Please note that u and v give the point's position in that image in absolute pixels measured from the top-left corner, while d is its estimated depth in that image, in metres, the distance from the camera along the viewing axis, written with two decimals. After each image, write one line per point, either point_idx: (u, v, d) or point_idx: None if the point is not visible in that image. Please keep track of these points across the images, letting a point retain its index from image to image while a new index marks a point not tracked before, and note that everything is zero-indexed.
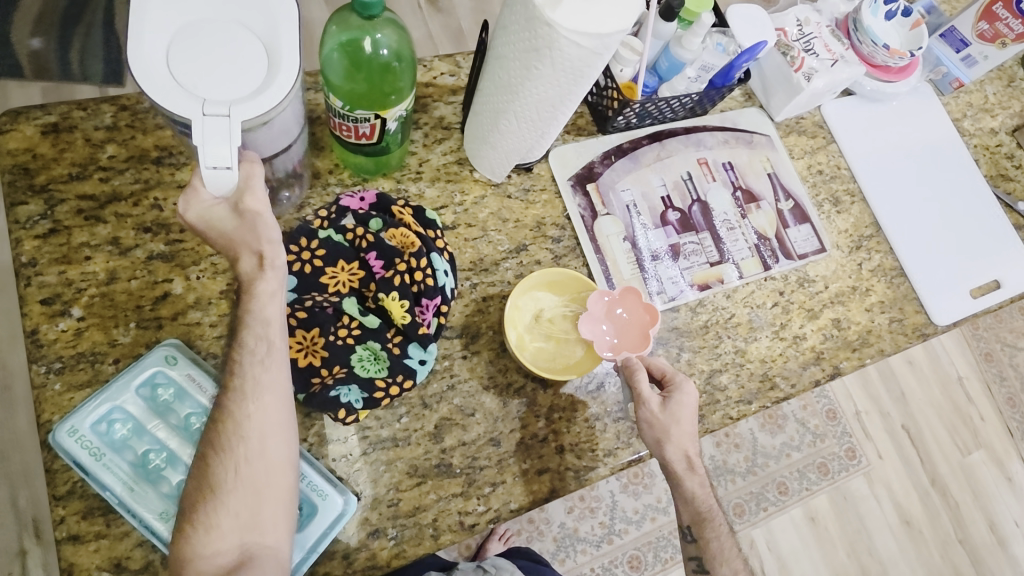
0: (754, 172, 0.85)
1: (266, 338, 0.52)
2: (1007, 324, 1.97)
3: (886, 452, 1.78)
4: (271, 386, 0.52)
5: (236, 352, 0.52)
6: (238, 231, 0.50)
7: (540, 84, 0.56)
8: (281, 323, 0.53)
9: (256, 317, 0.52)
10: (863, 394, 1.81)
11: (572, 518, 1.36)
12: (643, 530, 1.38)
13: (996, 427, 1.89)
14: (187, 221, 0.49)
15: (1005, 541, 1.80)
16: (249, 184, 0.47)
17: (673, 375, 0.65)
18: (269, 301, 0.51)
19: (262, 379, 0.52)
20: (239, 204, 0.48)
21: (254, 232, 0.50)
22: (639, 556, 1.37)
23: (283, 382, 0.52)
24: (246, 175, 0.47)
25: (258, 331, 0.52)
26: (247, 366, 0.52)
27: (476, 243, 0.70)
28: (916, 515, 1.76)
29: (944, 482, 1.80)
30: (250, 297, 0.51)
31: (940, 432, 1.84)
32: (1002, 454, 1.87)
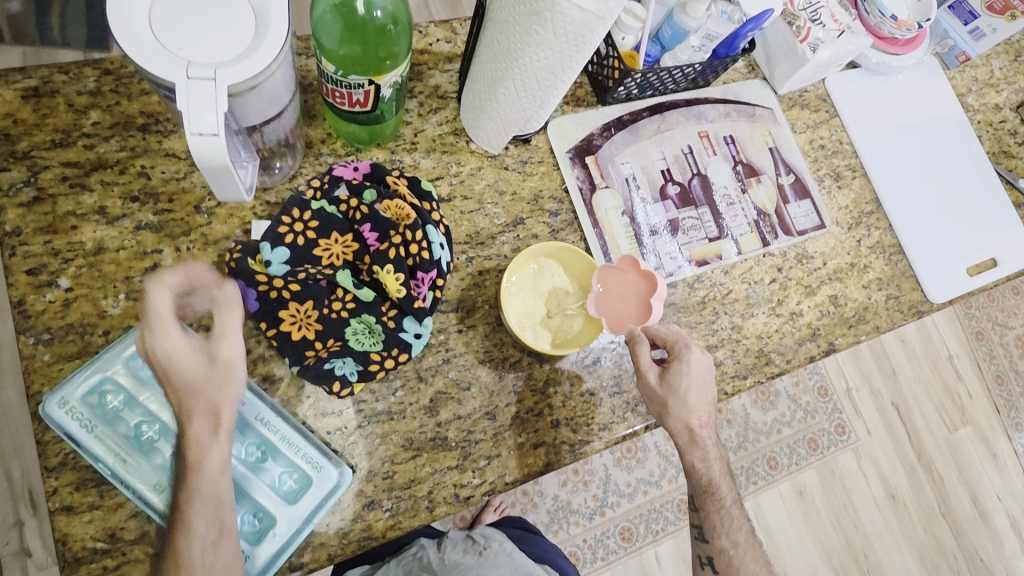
0: (755, 145, 0.84)
1: (217, 521, 0.49)
2: (998, 304, 1.99)
3: (875, 428, 1.81)
4: (227, 567, 0.49)
5: (180, 538, 0.48)
6: (203, 379, 0.48)
7: (539, 50, 0.54)
8: (231, 501, 0.50)
9: (206, 498, 0.49)
10: (853, 371, 1.83)
11: (565, 492, 1.39)
12: (634, 503, 1.41)
13: (984, 405, 1.92)
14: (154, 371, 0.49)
15: (986, 514, 1.85)
16: (225, 332, 0.49)
17: (679, 346, 0.65)
18: (221, 477, 0.49)
19: (215, 562, 0.48)
20: (213, 354, 0.49)
21: (226, 382, 0.49)
22: (630, 529, 1.39)
23: (236, 560, 0.50)
24: (223, 324, 0.49)
25: (208, 514, 0.49)
26: (195, 553, 0.48)
27: (472, 216, 0.69)
28: (901, 490, 1.79)
29: (930, 457, 1.84)
30: (197, 476, 0.48)
31: (928, 409, 1.87)
32: (988, 431, 1.91)
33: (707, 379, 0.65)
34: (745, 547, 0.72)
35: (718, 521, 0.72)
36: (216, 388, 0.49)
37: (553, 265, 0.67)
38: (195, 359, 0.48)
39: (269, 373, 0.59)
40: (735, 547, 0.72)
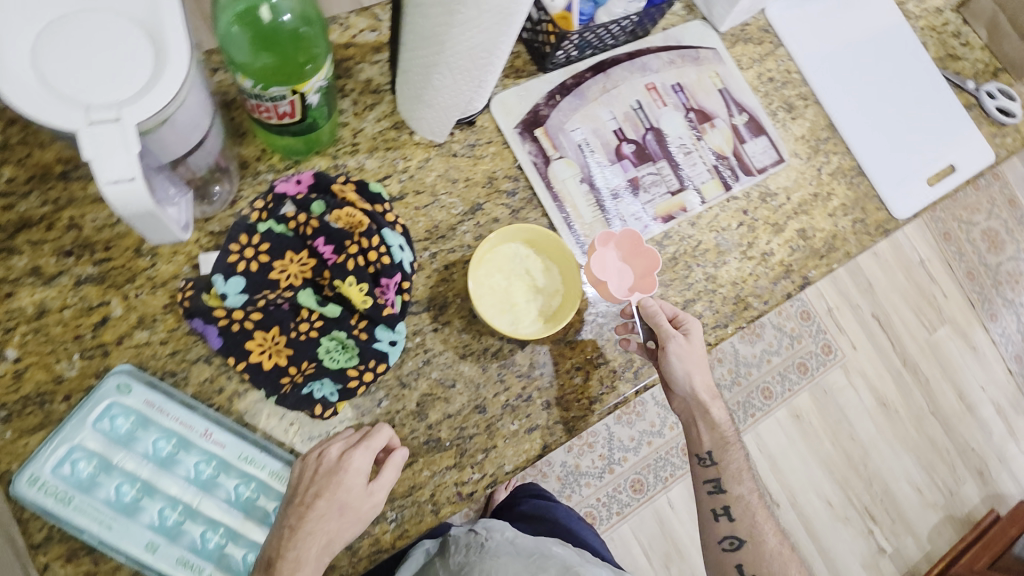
0: (704, 89, 0.82)
1: None
2: (963, 202, 2.03)
3: (858, 342, 1.86)
4: None
5: None
6: (349, 506, 0.53)
7: (465, 29, 0.51)
8: None
9: None
10: (832, 291, 1.87)
11: (572, 456, 1.40)
12: (640, 456, 1.44)
13: (958, 302, 2.00)
14: (323, 459, 0.54)
15: (972, 405, 1.94)
16: (385, 486, 0.55)
17: (685, 315, 0.67)
18: None
19: None
20: (371, 492, 0.54)
21: (357, 521, 0.53)
22: (639, 480, 1.43)
23: None
24: (390, 477, 0.55)
25: None
26: None
27: (428, 210, 0.67)
28: (890, 398, 1.86)
29: (913, 361, 1.91)
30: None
31: (908, 317, 1.94)
32: (965, 326, 1.99)
33: None
34: (754, 496, 0.75)
35: (735, 472, 0.74)
36: (349, 523, 0.53)
37: (525, 247, 0.65)
38: (356, 487, 0.53)
39: (247, 409, 0.57)
40: (751, 493, 0.75)
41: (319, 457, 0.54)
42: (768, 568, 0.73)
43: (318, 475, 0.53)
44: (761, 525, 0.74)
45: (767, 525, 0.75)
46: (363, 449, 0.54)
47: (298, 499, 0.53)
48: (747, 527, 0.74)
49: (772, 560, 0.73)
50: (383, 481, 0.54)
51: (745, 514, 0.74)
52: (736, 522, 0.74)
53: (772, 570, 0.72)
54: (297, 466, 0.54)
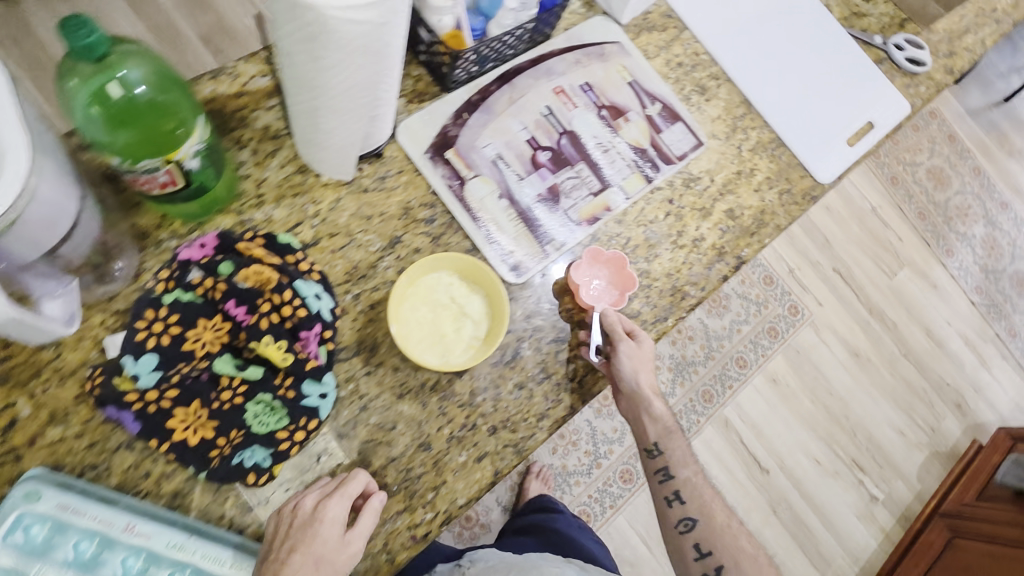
0: (613, 85, 0.82)
1: None
2: (902, 146, 2.18)
3: (823, 298, 1.89)
4: None
5: None
6: (324, 558, 0.54)
7: (338, 71, 0.49)
8: None
9: None
10: (791, 252, 1.90)
11: (557, 458, 1.43)
12: (625, 446, 1.45)
13: (914, 244, 2.07)
14: (302, 507, 0.55)
15: (942, 341, 1.98)
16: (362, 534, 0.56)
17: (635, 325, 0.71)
18: None
19: None
20: (349, 541, 0.55)
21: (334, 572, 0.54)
22: (628, 470, 1.44)
23: None
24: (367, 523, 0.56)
25: None
26: None
27: (345, 251, 0.65)
28: (863, 347, 1.89)
29: (879, 307, 1.95)
30: None
31: (868, 266, 1.99)
32: (924, 266, 2.05)
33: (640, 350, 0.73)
34: (699, 477, 0.78)
35: (679, 456, 0.76)
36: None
37: (455, 277, 0.64)
38: (331, 537, 0.54)
39: (178, 488, 0.55)
40: (695, 474, 0.78)
41: (294, 509, 0.55)
42: (722, 541, 0.76)
43: (293, 528, 0.54)
44: (708, 501, 0.78)
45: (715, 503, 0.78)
46: (338, 498, 0.55)
47: (272, 555, 0.53)
48: (698, 506, 0.76)
49: (723, 531, 0.76)
50: (361, 529, 0.56)
51: (693, 495, 0.77)
52: (687, 503, 0.77)
53: (726, 544, 0.76)
54: (272, 520, 0.55)
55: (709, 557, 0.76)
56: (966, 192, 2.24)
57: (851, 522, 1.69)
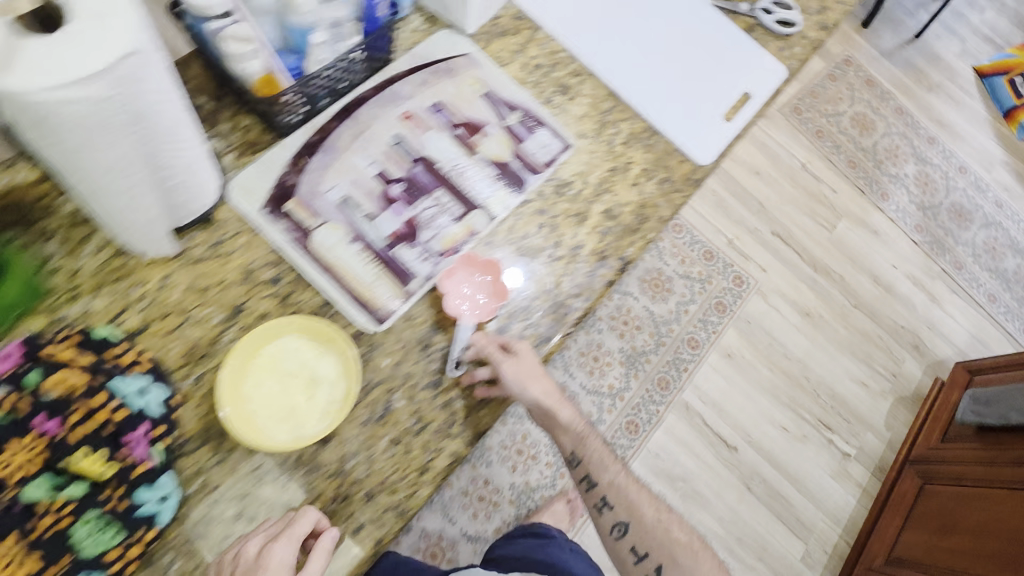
0: (466, 100, 0.77)
1: None
2: (822, 98, 2.22)
3: (766, 263, 1.89)
4: None
5: None
6: None
7: (87, 157, 0.44)
8: None
9: None
10: (727, 222, 1.91)
11: (518, 475, 1.45)
12: None
13: (848, 194, 2.08)
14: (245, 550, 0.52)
15: (891, 286, 1.98)
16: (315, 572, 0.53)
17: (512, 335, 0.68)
18: None
19: None
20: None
21: None
22: None
23: None
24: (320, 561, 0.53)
25: None
26: None
27: (181, 332, 0.60)
28: (813, 306, 1.88)
29: (824, 263, 1.95)
30: None
31: (806, 223, 1.99)
32: (862, 215, 2.06)
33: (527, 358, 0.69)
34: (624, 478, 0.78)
35: (599, 463, 0.77)
36: None
37: (305, 342, 0.59)
38: None
39: None
40: (619, 475, 0.78)
41: (235, 557, 0.51)
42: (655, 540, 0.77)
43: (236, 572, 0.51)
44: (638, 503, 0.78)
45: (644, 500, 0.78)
46: (284, 541, 0.52)
47: None
48: (627, 511, 0.77)
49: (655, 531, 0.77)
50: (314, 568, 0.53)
51: (620, 499, 0.77)
52: (616, 509, 0.77)
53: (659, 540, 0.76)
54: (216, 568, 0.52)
55: (646, 559, 0.76)
56: (892, 133, 2.26)
57: (826, 483, 1.68)
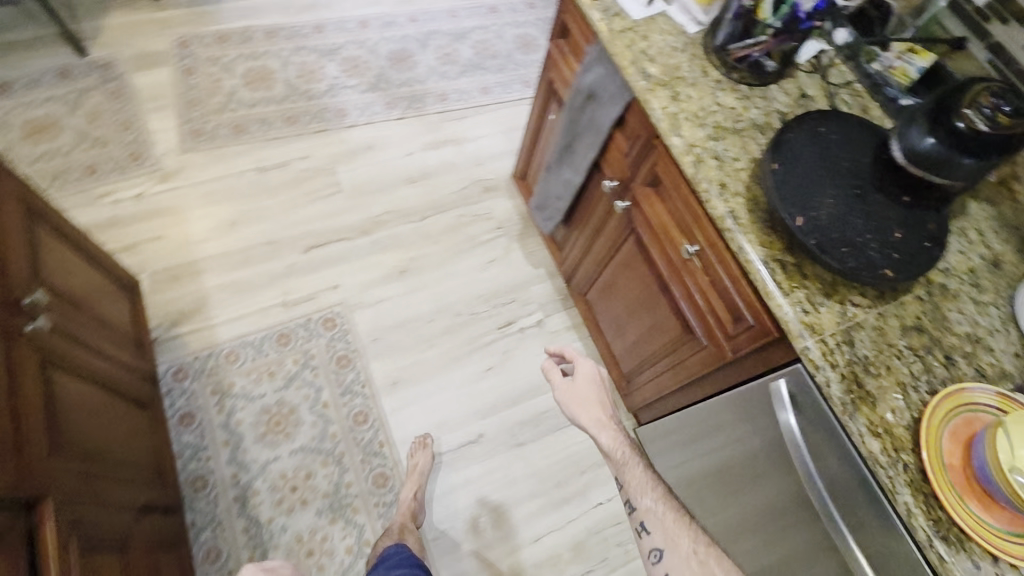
0: None
1: None
2: (203, 98, 1.91)
3: (331, 278, 1.70)
4: None
5: None
6: None
7: None
8: None
9: None
10: (265, 291, 1.65)
11: None
12: None
13: (317, 146, 1.90)
14: None
15: (425, 172, 1.92)
16: None
17: (579, 356, 1.13)
18: None
19: None
20: None
21: None
22: None
23: None
24: None
25: None
26: None
27: None
28: (399, 260, 1.76)
29: (367, 220, 1.81)
30: None
31: (318, 208, 1.80)
32: (344, 149, 1.91)
33: (592, 381, 1.10)
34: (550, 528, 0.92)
35: (638, 487, 0.94)
36: None
37: None
38: None
39: None
40: (661, 510, 0.90)
41: None
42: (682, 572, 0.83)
43: None
44: (673, 530, 0.87)
45: (675, 539, 0.87)
46: None
47: None
48: (662, 536, 0.88)
49: (682, 549, 0.85)
50: None
51: (655, 526, 0.90)
52: (653, 534, 0.89)
53: (665, 546, 0.87)
54: None
55: (648, 534, 0.90)
56: (286, 59, 2.04)
57: None
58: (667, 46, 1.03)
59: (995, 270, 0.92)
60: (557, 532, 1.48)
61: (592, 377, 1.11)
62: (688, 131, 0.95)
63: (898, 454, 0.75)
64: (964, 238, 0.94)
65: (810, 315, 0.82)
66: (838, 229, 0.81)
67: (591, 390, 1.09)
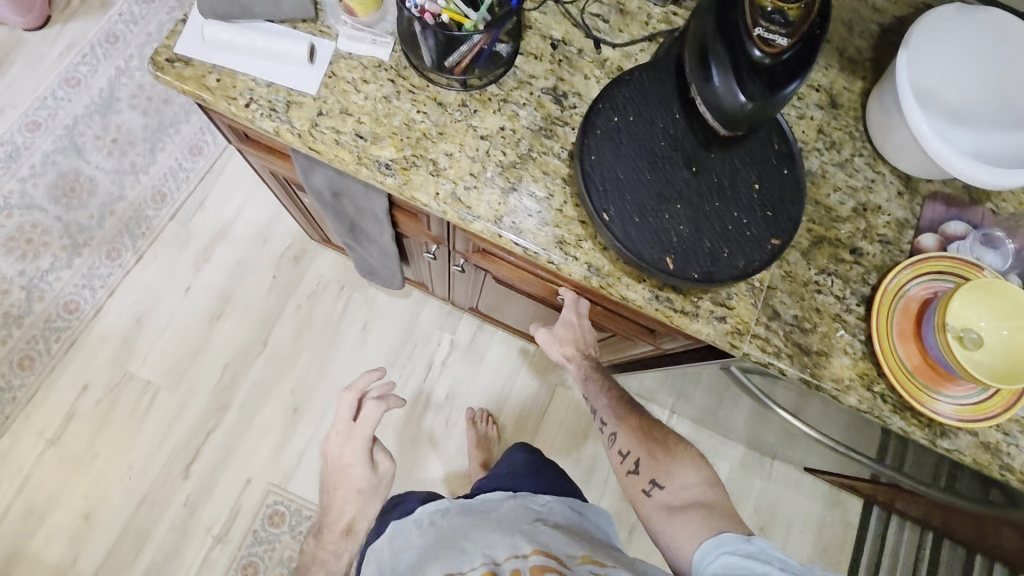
0: None
1: None
2: None
3: (236, 477, 1.44)
4: None
5: None
6: None
7: None
8: None
9: None
10: (188, 546, 1.39)
11: None
12: None
13: (83, 364, 1.47)
14: None
15: (219, 293, 1.55)
16: None
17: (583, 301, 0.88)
18: None
19: None
20: None
21: None
22: None
23: None
24: None
25: None
26: None
27: None
28: (281, 403, 1.50)
29: (213, 392, 1.49)
30: None
31: (152, 425, 1.45)
32: (115, 343, 1.49)
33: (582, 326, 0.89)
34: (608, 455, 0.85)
35: (598, 395, 0.87)
36: None
37: None
38: None
39: None
40: (627, 412, 0.86)
41: None
42: (653, 453, 0.80)
43: None
44: (617, 410, 0.86)
45: (623, 420, 0.85)
46: None
47: None
48: (618, 425, 0.84)
49: (646, 438, 0.82)
50: None
51: (615, 420, 0.85)
52: (612, 425, 0.85)
53: (632, 438, 0.82)
54: None
55: (607, 429, 0.86)
56: None
57: (488, 371, 1.58)
58: (376, 103, 0.74)
59: (837, 113, 0.82)
60: (604, 495, 1.53)
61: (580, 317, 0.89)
62: (482, 203, 0.73)
63: (872, 389, 0.74)
64: (794, 98, 0.82)
65: (728, 319, 0.74)
66: (708, 230, 0.67)
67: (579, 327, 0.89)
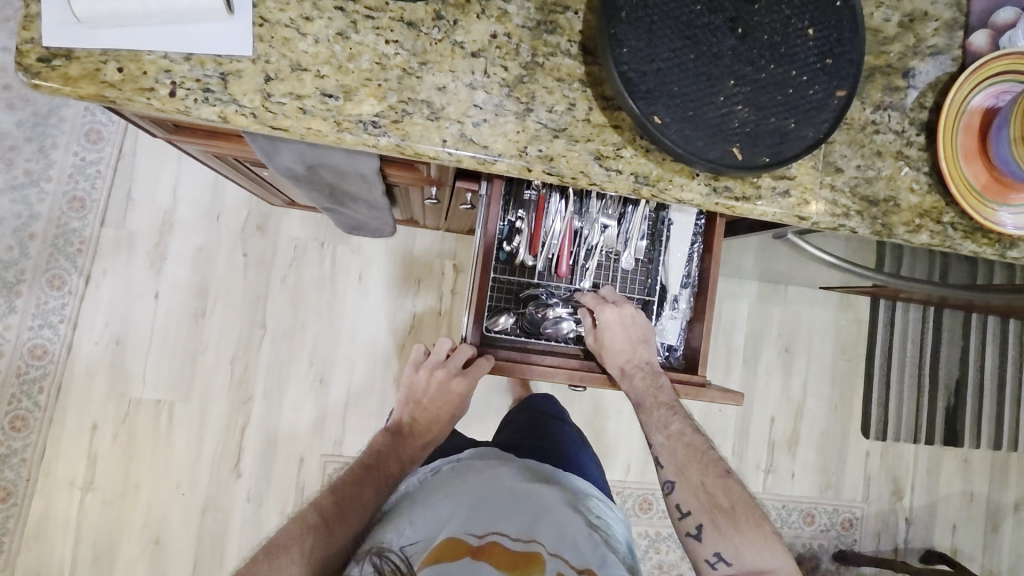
0: None
1: None
2: None
3: (286, 459, 1.42)
4: None
5: None
6: None
7: None
8: None
9: None
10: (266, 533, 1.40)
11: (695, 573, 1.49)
12: (647, 539, 1.48)
13: (80, 404, 1.36)
14: None
15: (192, 289, 1.40)
16: None
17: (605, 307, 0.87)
18: None
19: None
20: None
21: None
22: (646, 501, 1.49)
23: None
24: None
25: None
26: None
27: None
28: (304, 378, 1.43)
29: (230, 390, 1.41)
30: None
31: (181, 439, 1.39)
32: (104, 374, 1.37)
33: (616, 334, 0.86)
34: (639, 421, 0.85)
35: (658, 420, 0.83)
36: None
37: None
38: None
39: None
40: (684, 446, 0.81)
41: None
42: (724, 525, 0.75)
43: None
44: (686, 462, 0.80)
45: (688, 473, 0.80)
46: None
47: None
48: (680, 475, 0.80)
49: (714, 496, 0.77)
50: None
51: (675, 463, 0.81)
52: (668, 468, 0.81)
53: (699, 494, 0.78)
54: None
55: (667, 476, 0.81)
56: None
57: None
58: (334, 45, 0.59)
59: None
60: None
61: (615, 327, 0.86)
62: (498, 137, 0.61)
63: (943, 220, 0.70)
64: None
65: (792, 190, 0.67)
66: (771, 102, 0.58)
67: (617, 342, 0.86)
